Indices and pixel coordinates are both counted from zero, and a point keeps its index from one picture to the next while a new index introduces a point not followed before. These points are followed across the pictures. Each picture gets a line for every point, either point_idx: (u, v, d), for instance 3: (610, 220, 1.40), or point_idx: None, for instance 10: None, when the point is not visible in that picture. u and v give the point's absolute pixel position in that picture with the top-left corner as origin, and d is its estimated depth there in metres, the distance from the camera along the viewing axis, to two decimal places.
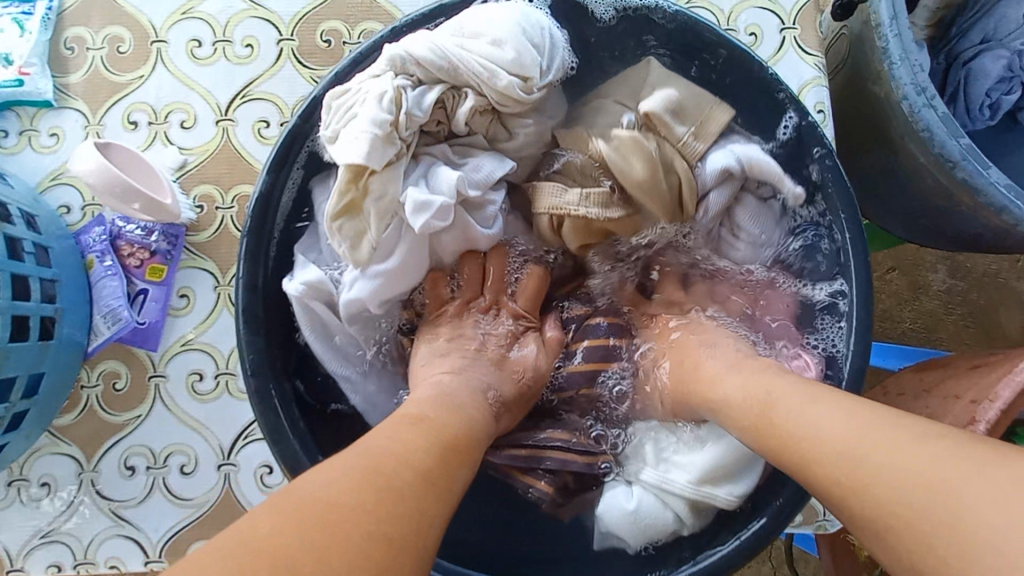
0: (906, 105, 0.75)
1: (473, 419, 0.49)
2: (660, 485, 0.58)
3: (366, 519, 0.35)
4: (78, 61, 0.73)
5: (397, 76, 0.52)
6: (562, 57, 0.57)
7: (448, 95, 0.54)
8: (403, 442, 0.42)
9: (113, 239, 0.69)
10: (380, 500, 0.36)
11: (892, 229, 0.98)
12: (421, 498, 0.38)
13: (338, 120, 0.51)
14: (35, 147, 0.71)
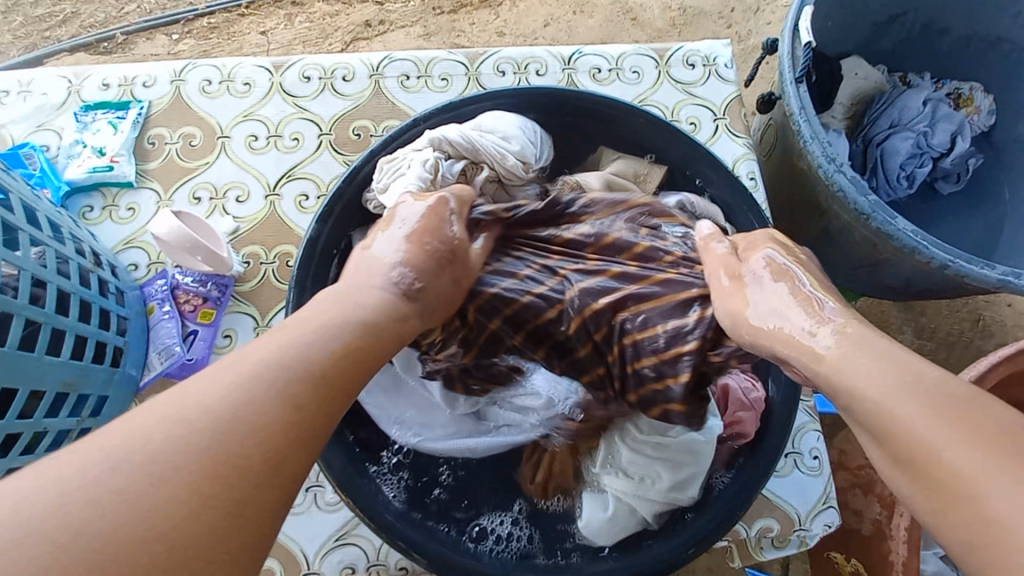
0: (821, 171, 0.93)
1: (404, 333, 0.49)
2: (635, 497, 0.62)
3: (267, 474, 0.37)
4: (156, 152, 0.92)
5: (435, 151, 0.69)
6: (549, 154, 0.76)
7: (469, 168, 0.71)
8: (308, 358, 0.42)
9: (171, 289, 0.82)
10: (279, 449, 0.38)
11: (844, 282, 1.13)
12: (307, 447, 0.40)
13: (388, 177, 0.67)
14: (113, 219, 0.88)
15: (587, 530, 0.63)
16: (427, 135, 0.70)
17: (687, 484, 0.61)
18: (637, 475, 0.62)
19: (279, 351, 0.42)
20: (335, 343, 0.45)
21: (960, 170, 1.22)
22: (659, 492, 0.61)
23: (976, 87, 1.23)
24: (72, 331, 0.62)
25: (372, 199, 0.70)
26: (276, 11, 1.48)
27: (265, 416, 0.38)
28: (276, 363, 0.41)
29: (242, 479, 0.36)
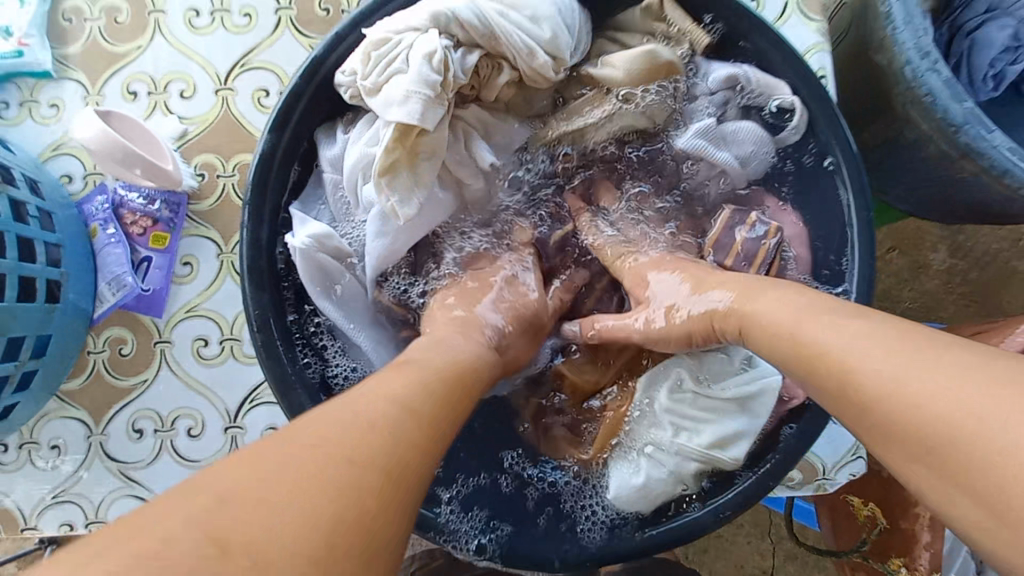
0: (909, 69, 0.74)
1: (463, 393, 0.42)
2: (666, 447, 0.55)
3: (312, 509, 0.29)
4: (75, 31, 0.74)
5: (443, 37, 0.51)
6: (585, 40, 0.58)
7: (484, 64, 0.54)
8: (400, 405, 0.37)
9: (115, 208, 0.69)
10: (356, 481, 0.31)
11: (898, 198, 0.98)
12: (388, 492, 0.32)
13: (380, 74, 0.51)
14: (35, 119, 0.72)
15: (612, 493, 0.55)
16: (426, 8, 0.51)
17: (728, 436, 0.54)
18: (676, 428, 0.56)
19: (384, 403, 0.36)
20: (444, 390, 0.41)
21: None
22: (696, 444, 0.54)
23: None
24: None
25: (346, 84, 0.53)
26: None
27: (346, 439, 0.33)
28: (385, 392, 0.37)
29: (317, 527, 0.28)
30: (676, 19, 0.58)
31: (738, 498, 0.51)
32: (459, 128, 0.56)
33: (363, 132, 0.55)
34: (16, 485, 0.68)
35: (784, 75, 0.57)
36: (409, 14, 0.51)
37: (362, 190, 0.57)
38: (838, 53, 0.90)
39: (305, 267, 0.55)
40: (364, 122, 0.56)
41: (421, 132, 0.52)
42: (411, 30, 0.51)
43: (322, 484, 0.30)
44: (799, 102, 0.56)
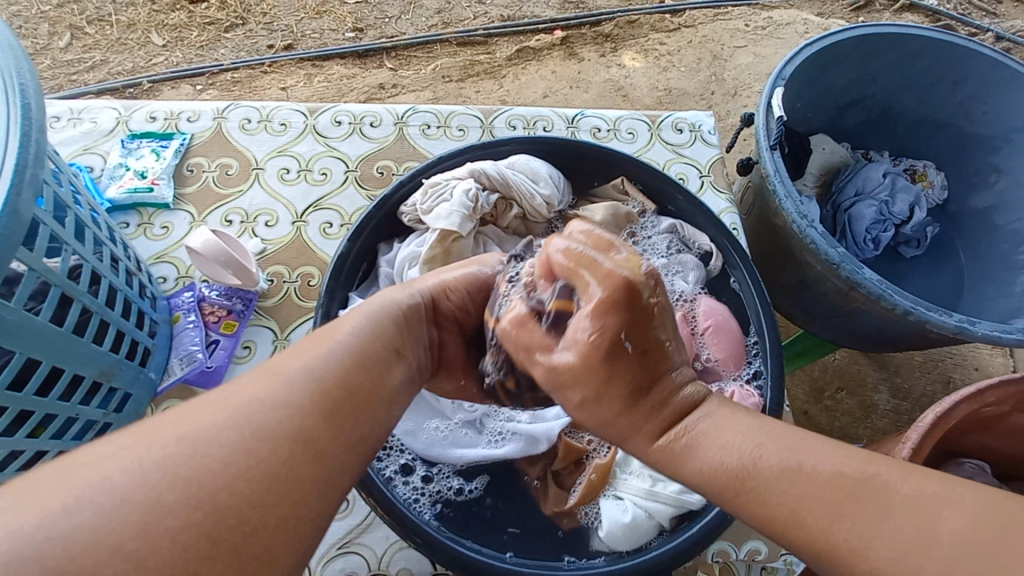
0: (796, 226, 1.04)
1: (389, 356, 0.46)
2: (648, 500, 0.67)
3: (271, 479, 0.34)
4: (194, 178, 1.01)
5: (475, 182, 0.78)
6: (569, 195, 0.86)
7: (500, 203, 0.80)
8: (309, 379, 0.40)
9: (198, 301, 0.87)
10: (303, 447, 0.37)
11: (822, 332, 1.23)
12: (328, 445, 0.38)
13: (432, 201, 0.76)
14: (147, 236, 0.95)
15: (607, 537, 0.66)
16: (465, 168, 0.79)
17: None
18: (651, 475, 0.69)
19: (289, 379, 0.39)
20: (363, 362, 0.43)
21: (919, 237, 1.37)
22: (670, 491, 0.67)
23: (929, 164, 1.40)
24: (114, 325, 0.67)
25: (407, 213, 0.79)
26: (296, 71, 1.89)
27: (277, 412, 0.37)
28: (290, 369, 0.40)
29: (285, 481, 0.35)
30: (636, 196, 0.85)
31: (701, 529, 0.64)
32: (481, 241, 0.80)
33: (412, 241, 0.78)
34: None
35: (707, 231, 0.82)
36: (454, 171, 0.79)
37: (407, 273, 0.76)
38: (750, 218, 1.22)
39: None
40: (414, 236, 0.79)
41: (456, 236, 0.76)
42: (454, 179, 0.78)
43: (268, 437, 0.36)
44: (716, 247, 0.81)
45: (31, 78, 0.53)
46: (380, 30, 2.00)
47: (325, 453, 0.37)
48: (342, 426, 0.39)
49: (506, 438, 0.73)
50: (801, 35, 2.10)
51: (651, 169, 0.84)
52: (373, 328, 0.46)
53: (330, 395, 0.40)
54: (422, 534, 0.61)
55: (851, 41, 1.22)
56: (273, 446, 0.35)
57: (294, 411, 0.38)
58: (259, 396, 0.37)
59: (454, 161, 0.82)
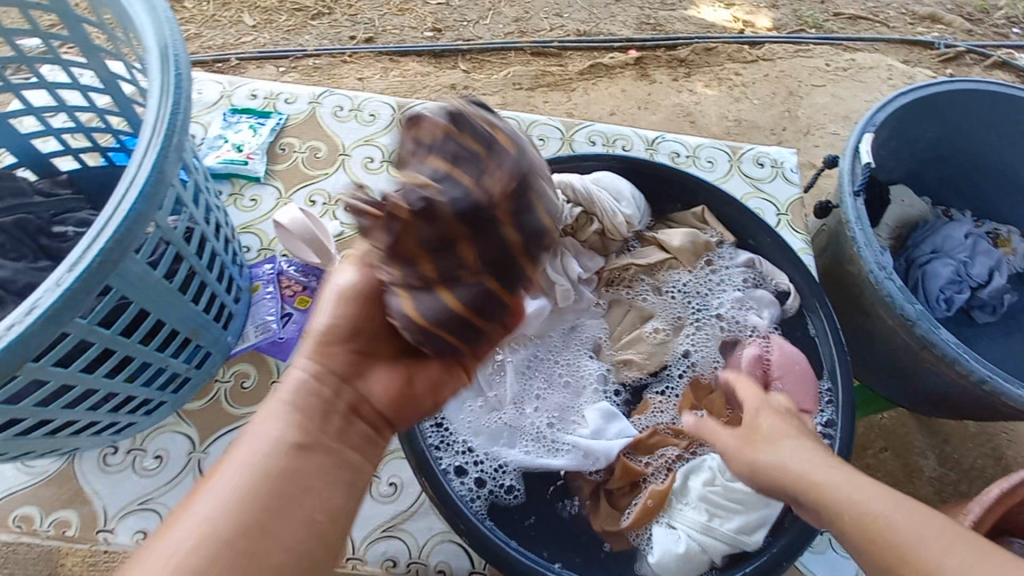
0: (872, 277, 1.01)
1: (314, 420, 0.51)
2: (703, 536, 0.67)
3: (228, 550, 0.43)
4: (284, 156, 1.06)
5: (561, 193, 0.79)
6: (649, 220, 0.86)
7: (581, 217, 0.82)
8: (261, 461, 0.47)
9: (277, 274, 0.91)
10: (254, 521, 0.45)
11: (882, 389, 1.18)
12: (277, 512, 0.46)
13: None
14: (237, 206, 1.00)
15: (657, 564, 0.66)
16: (552, 178, 0.80)
17: (751, 526, 0.67)
18: (709, 511, 0.68)
19: (241, 465, 0.47)
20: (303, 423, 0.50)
21: (995, 303, 1.29)
22: (728, 529, 0.67)
23: (1014, 230, 1.34)
24: (210, 287, 0.71)
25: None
26: (375, 63, 1.95)
27: (234, 490, 0.45)
28: (247, 450, 0.48)
29: (250, 534, 0.44)
30: (716, 227, 0.85)
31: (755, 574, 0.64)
32: (558, 250, 0.80)
33: None
34: (108, 485, 0.78)
35: (787, 269, 0.82)
36: None
37: None
38: (820, 262, 1.19)
39: None
40: None
41: None
42: None
43: (234, 521, 0.44)
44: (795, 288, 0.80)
45: (182, 51, 0.57)
46: (458, 32, 2.05)
47: (296, 510, 0.46)
48: (290, 503, 0.46)
49: (562, 449, 0.73)
50: (885, 80, 2.04)
51: (734, 201, 0.84)
52: (303, 391, 0.52)
53: (300, 452, 0.49)
54: (478, 534, 0.62)
55: (950, 94, 1.18)
56: (229, 521, 0.44)
57: (248, 486, 0.46)
58: (220, 487, 0.46)
59: None
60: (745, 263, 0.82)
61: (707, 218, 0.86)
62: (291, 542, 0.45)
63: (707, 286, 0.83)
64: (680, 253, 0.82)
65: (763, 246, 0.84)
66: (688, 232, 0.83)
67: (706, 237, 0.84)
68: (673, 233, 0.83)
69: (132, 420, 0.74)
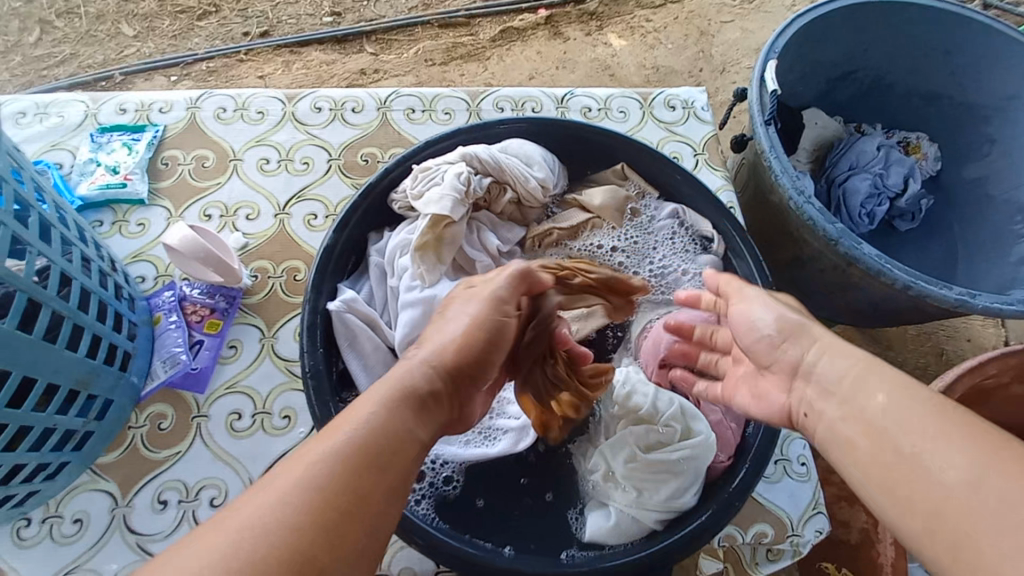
0: (792, 202, 1.02)
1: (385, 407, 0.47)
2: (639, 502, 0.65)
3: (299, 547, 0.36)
4: (169, 171, 0.96)
5: (467, 166, 0.74)
6: (566, 182, 0.83)
7: (494, 187, 0.78)
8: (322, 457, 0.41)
9: (179, 300, 0.83)
10: (351, 498, 0.40)
11: (820, 309, 1.22)
12: (369, 498, 0.41)
13: (424, 185, 0.73)
14: (123, 233, 0.91)
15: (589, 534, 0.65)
16: (457, 151, 0.76)
17: (687, 488, 0.65)
18: (634, 485, 0.66)
19: (329, 452, 0.42)
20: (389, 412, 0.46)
21: (913, 211, 1.36)
22: (662, 494, 0.65)
23: (922, 136, 1.38)
24: (90, 329, 0.64)
25: (399, 199, 0.76)
26: (274, 59, 1.82)
27: (318, 481, 0.40)
28: (339, 434, 0.43)
29: (354, 511, 0.40)
30: (635, 179, 0.83)
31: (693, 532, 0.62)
32: (474, 226, 0.77)
33: (403, 229, 0.75)
34: (25, 562, 0.70)
35: (710, 216, 0.79)
36: (448, 155, 0.76)
37: (398, 263, 0.73)
38: (744, 196, 1.20)
39: (338, 329, 0.68)
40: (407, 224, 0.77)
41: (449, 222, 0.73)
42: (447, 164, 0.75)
43: (313, 514, 0.38)
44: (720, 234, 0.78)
45: None
46: (358, 13, 1.93)
47: (366, 502, 0.41)
48: (375, 477, 0.42)
49: (498, 437, 0.72)
50: (790, 7, 2.06)
51: (646, 149, 0.81)
52: (369, 401, 0.47)
53: (378, 439, 0.44)
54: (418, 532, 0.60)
55: (844, 10, 1.19)
56: (327, 509, 0.39)
57: (331, 471, 0.41)
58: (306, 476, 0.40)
59: (447, 149, 0.79)
60: (669, 214, 0.80)
61: (627, 174, 0.83)
62: (383, 507, 0.41)
63: (632, 243, 0.81)
64: (602, 211, 0.79)
65: (688, 188, 0.81)
66: (608, 189, 0.80)
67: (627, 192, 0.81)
68: (594, 193, 0.80)
69: (32, 489, 0.66)
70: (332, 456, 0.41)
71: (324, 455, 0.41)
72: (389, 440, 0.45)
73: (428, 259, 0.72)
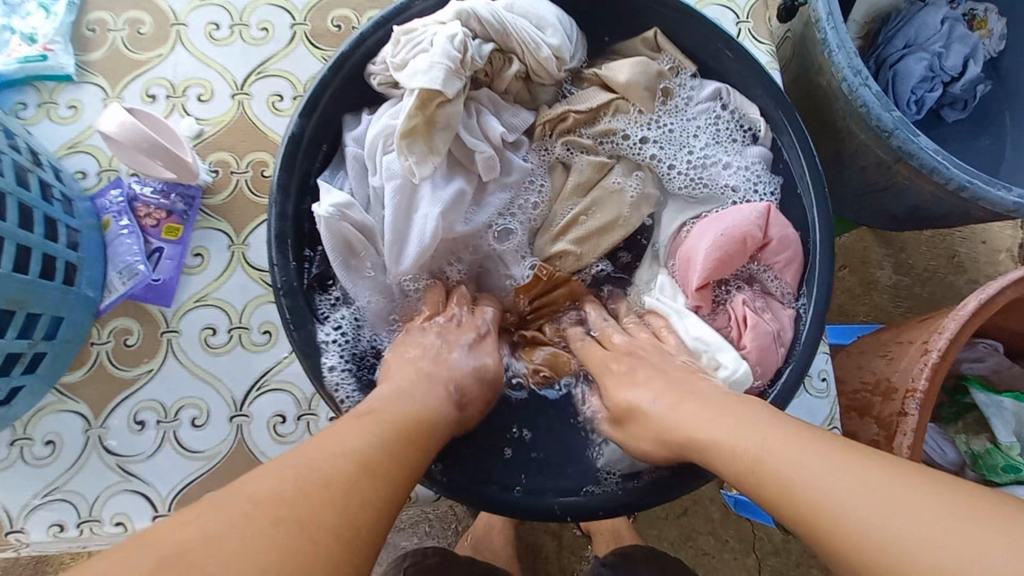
0: (846, 85, 0.86)
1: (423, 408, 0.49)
2: None
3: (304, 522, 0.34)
4: (98, 40, 0.79)
5: (463, 27, 0.58)
6: (584, 53, 0.67)
7: (496, 57, 0.63)
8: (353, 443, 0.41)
9: (130, 201, 0.72)
10: (362, 483, 0.39)
11: (852, 211, 1.11)
12: (374, 489, 0.39)
13: (408, 52, 0.58)
14: (52, 118, 0.76)
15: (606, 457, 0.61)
16: (451, 7, 0.59)
17: None
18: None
19: (351, 438, 0.42)
20: (417, 412, 0.48)
21: (967, 97, 1.14)
22: None
23: (991, 8, 1.14)
24: (9, 239, 0.53)
25: (377, 73, 0.61)
26: None
27: (339, 460, 0.39)
28: (365, 428, 0.44)
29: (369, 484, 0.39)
30: (670, 51, 0.67)
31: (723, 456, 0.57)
32: (472, 108, 0.63)
33: (387, 113, 0.61)
34: (3, 482, 0.66)
35: (761, 99, 0.65)
36: (438, 13, 0.59)
37: (382, 157, 0.61)
38: (787, 77, 1.03)
39: (326, 242, 0.58)
40: (390, 105, 0.62)
41: (440, 102, 0.58)
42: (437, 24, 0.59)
43: (328, 484, 0.37)
44: (769, 121, 0.65)
45: None
46: None
47: (380, 487, 0.40)
48: (392, 482, 0.41)
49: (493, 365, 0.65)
50: None
51: (687, 9, 0.64)
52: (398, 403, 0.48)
53: (401, 443, 0.44)
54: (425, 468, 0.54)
55: None
56: (344, 486, 0.38)
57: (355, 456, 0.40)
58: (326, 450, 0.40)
59: (436, 7, 0.62)
60: (711, 95, 0.66)
61: (662, 43, 0.67)
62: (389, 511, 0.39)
63: (666, 131, 0.67)
64: (630, 91, 0.65)
65: (737, 59, 0.65)
66: (640, 61, 0.65)
67: (661, 66, 0.66)
68: (622, 67, 0.65)
69: None
70: (358, 447, 0.41)
71: (343, 446, 0.41)
72: (413, 444, 0.45)
73: (417, 148, 0.59)
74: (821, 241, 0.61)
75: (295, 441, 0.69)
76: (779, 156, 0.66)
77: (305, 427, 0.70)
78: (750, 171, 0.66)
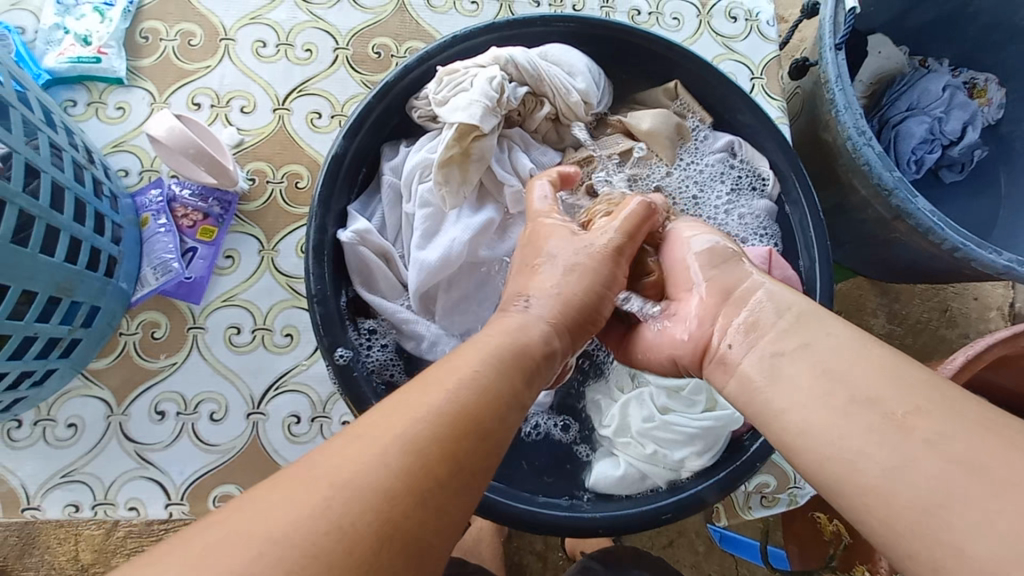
0: (850, 143, 0.92)
1: (508, 369, 0.43)
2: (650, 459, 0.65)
3: (369, 514, 0.32)
4: (150, 47, 0.83)
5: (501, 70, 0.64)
6: (609, 100, 0.73)
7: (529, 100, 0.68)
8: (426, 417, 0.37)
9: (168, 201, 0.75)
10: (429, 474, 0.35)
11: (849, 259, 1.16)
12: (450, 476, 0.36)
13: (448, 90, 0.63)
14: (100, 117, 0.80)
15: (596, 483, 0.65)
16: (491, 52, 0.64)
17: (701, 448, 0.64)
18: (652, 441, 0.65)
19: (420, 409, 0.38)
20: (503, 378, 0.42)
21: (964, 160, 1.20)
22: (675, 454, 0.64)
23: (992, 78, 1.19)
24: (65, 231, 0.57)
25: (419, 107, 0.66)
26: None
27: (409, 444, 0.36)
28: (441, 388, 0.40)
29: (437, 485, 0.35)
30: (686, 100, 0.72)
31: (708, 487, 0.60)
32: (505, 144, 0.68)
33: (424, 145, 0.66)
34: (22, 462, 0.68)
35: (770, 153, 0.70)
36: (479, 56, 0.64)
37: (416, 183, 0.65)
38: (795, 129, 1.09)
39: (350, 259, 0.63)
40: (427, 138, 0.67)
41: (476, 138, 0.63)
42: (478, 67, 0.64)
43: (401, 477, 0.34)
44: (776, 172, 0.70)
45: None
46: None
47: (458, 469, 0.36)
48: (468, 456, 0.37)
49: None
50: None
51: (707, 67, 0.70)
52: (478, 363, 0.42)
53: (485, 412, 0.39)
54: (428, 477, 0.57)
55: None
56: (417, 475, 0.35)
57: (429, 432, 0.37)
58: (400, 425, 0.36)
59: (477, 48, 0.67)
60: (725, 146, 0.71)
61: (682, 94, 0.72)
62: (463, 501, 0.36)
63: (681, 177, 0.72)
64: (651, 139, 0.70)
65: (750, 115, 0.70)
66: (661, 111, 0.70)
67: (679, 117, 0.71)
68: (644, 116, 0.70)
69: (21, 395, 0.62)
70: (434, 414, 0.37)
71: (417, 420, 0.37)
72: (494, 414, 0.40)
73: (452, 177, 0.64)
74: (818, 287, 0.66)
75: (308, 442, 0.72)
76: (784, 206, 0.70)
77: (318, 429, 0.73)
78: (754, 218, 0.71)
